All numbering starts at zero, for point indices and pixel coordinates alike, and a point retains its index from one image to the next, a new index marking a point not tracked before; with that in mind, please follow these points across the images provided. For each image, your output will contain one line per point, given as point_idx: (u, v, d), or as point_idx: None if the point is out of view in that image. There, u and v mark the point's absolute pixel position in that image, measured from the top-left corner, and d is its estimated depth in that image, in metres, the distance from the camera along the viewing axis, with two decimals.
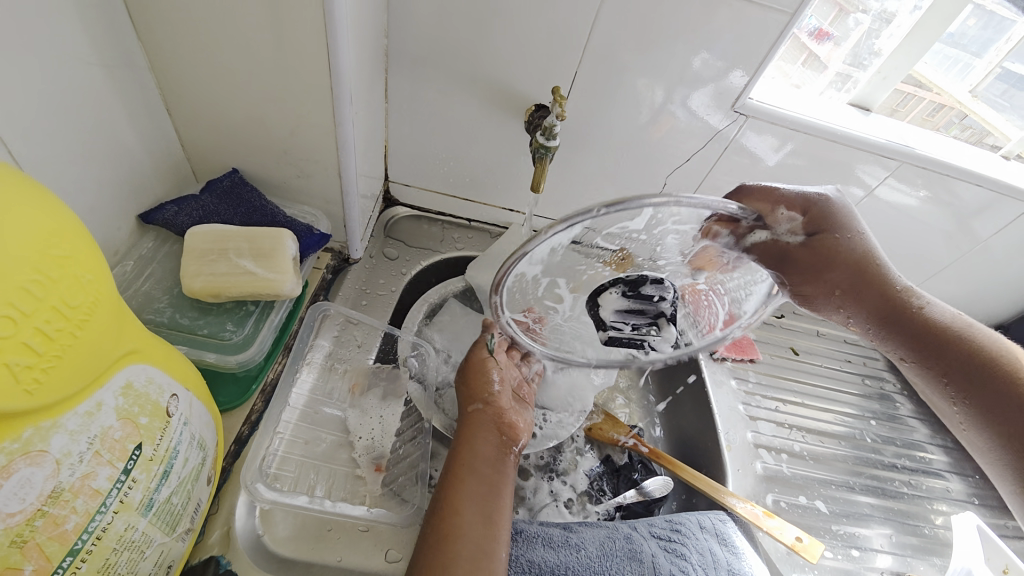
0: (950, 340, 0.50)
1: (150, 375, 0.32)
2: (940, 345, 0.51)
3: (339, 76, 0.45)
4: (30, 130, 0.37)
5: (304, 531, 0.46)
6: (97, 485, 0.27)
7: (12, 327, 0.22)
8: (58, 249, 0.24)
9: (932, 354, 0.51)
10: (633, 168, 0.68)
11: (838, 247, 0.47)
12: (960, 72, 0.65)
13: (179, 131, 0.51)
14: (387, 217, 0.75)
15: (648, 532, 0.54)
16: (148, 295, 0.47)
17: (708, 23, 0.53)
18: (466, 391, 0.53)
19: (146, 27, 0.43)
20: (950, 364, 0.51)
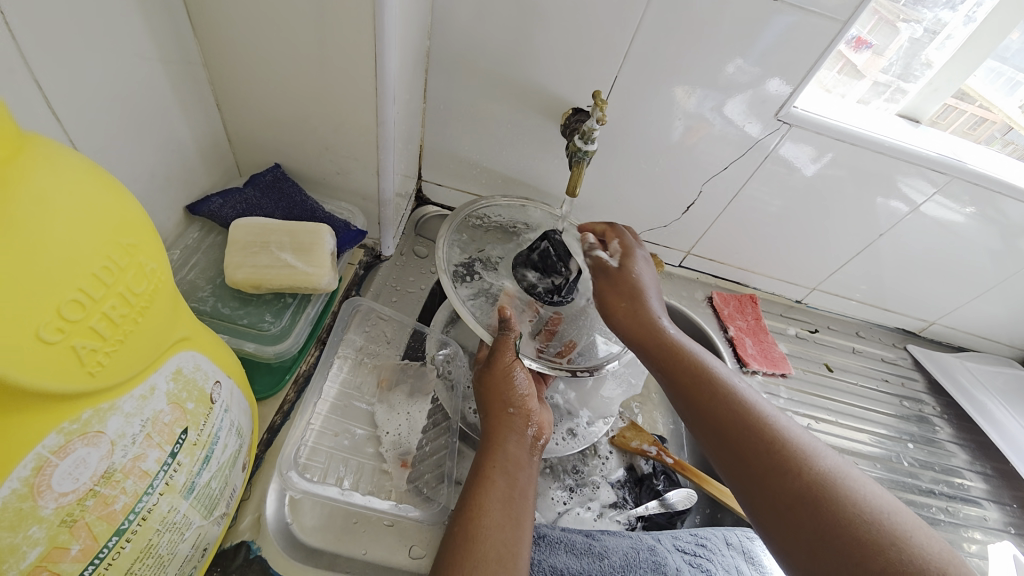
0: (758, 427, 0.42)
1: (198, 363, 0.33)
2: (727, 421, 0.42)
3: (383, 77, 0.45)
4: (92, 121, 0.38)
5: (330, 522, 0.46)
6: (145, 467, 0.28)
7: (82, 312, 0.23)
8: (126, 238, 0.25)
9: (737, 444, 0.41)
10: (667, 174, 0.67)
11: (627, 308, 0.50)
12: (1006, 87, 0.61)
13: (228, 126, 0.53)
14: (419, 216, 0.76)
15: (672, 546, 0.53)
16: (193, 284, 0.49)
17: (753, 29, 0.51)
18: (493, 397, 0.51)
19: (203, 26, 0.45)
20: (744, 459, 0.41)
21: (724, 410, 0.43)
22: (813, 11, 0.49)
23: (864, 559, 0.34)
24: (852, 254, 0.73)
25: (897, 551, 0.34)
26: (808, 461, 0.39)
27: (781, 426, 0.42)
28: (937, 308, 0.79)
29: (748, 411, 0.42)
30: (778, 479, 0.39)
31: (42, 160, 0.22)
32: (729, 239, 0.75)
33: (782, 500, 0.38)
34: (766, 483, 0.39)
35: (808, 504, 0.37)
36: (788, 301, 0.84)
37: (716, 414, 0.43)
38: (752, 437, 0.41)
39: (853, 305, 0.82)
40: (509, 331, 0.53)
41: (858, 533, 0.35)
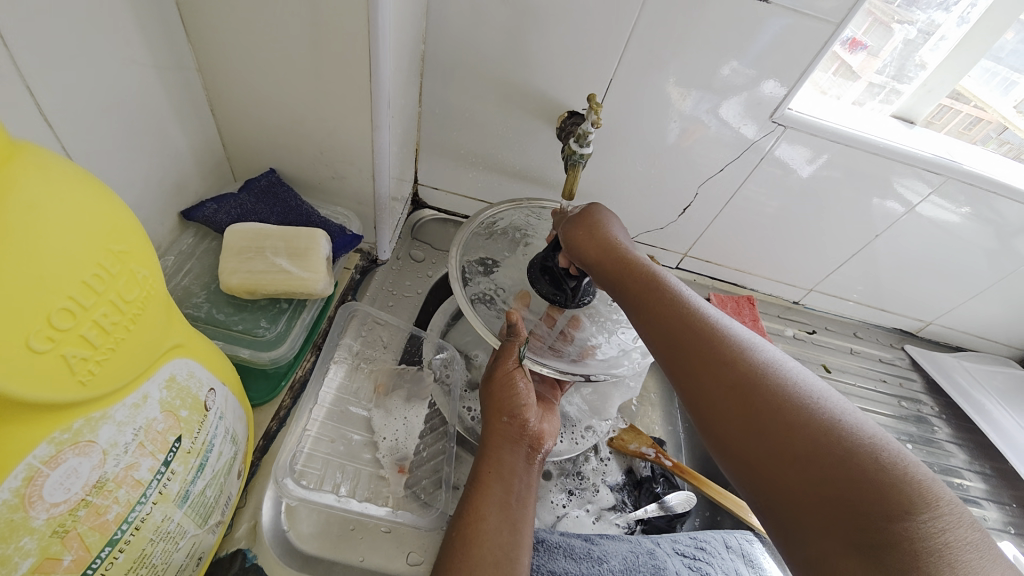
0: (701, 334, 0.42)
1: (192, 369, 0.32)
2: (670, 333, 0.43)
3: (378, 81, 0.45)
4: (84, 128, 0.38)
5: (327, 529, 0.46)
6: (139, 476, 0.28)
7: (73, 320, 0.22)
8: (118, 245, 0.25)
9: (676, 347, 0.42)
10: (663, 177, 0.67)
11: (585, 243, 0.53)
12: (1001, 87, 0.61)
13: (222, 130, 0.53)
14: (415, 220, 0.75)
15: (671, 549, 0.52)
16: (187, 290, 0.49)
17: (746, 31, 0.52)
18: (490, 406, 0.51)
19: (197, 32, 0.44)
20: (687, 366, 0.41)
21: (664, 316, 0.44)
22: (806, 13, 0.50)
23: (797, 441, 0.34)
24: (848, 255, 0.74)
25: (829, 430, 0.34)
26: (745, 356, 0.39)
27: (720, 327, 0.42)
28: (933, 308, 0.79)
29: (686, 315, 0.43)
30: (715, 374, 0.39)
31: (33, 167, 0.21)
32: (725, 241, 0.75)
33: (719, 394, 0.38)
34: (703, 379, 0.40)
35: (742, 393, 0.37)
36: (785, 302, 0.84)
37: (661, 325, 0.44)
38: (695, 341, 0.41)
39: (850, 306, 0.82)
40: (517, 337, 0.52)
41: (790, 416, 0.35)
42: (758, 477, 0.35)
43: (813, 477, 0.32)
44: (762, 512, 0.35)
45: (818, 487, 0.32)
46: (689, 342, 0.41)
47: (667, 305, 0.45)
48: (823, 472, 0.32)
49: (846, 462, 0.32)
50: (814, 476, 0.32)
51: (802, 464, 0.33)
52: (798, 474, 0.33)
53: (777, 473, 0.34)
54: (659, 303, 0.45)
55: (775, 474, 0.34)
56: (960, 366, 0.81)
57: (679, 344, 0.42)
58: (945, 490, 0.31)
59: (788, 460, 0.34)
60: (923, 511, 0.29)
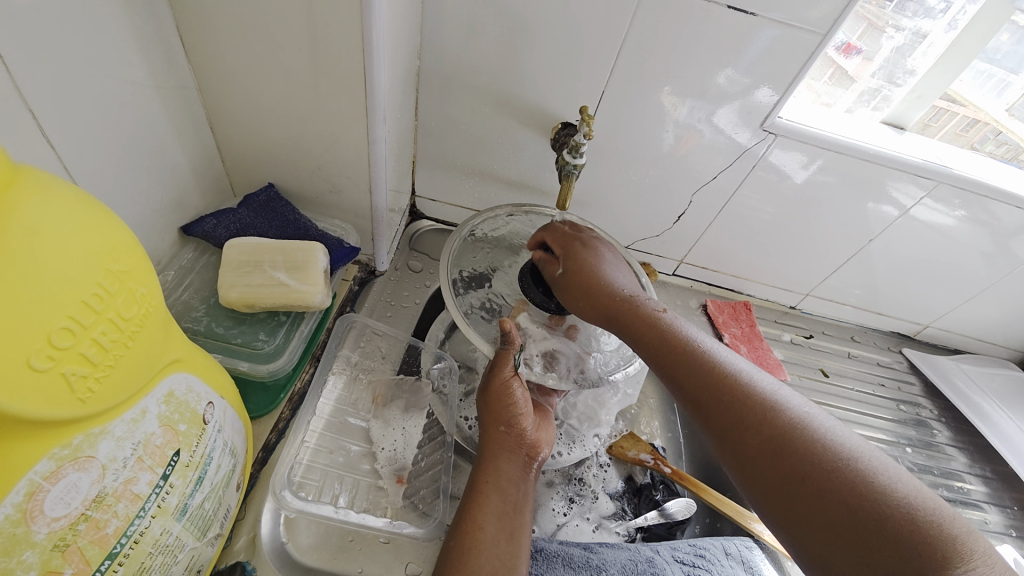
0: (729, 381, 0.43)
1: (191, 384, 0.33)
2: (697, 378, 0.44)
3: (374, 97, 0.46)
4: (85, 147, 0.39)
5: (326, 541, 0.46)
6: (137, 490, 0.28)
7: (72, 339, 0.23)
8: (116, 264, 0.26)
9: (708, 397, 0.43)
10: (658, 184, 0.68)
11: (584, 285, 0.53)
12: (996, 89, 0.62)
13: (221, 146, 0.54)
14: (413, 231, 0.76)
15: (671, 557, 0.52)
16: (187, 304, 0.49)
17: (736, 42, 0.53)
18: (487, 414, 0.51)
19: (196, 52, 0.46)
20: (718, 415, 0.42)
21: (693, 368, 0.44)
22: (795, 25, 0.51)
23: (836, 501, 0.35)
24: (843, 260, 0.74)
25: (866, 489, 0.35)
26: (775, 411, 0.40)
27: (749, 379, 0.43)
28: (930, 311, 0.80)
29: (715, 368, 0.44)
30: (748, 431, 0.40)
31: (33, 191, 0.22)
32: (721, 247, 0.76)
33: (755, 453, 0.39)
34: (739, 434, 0.40)
35: (778, 451, 0.38)
36: (782, 307, 0.85)
37: (688, 369, 0.45)
38: (724, 389, 0.42)
39: (847, 310, 0.83)
40: (511, 345, 0.53)
41: (824, 469, 0.36)
42: (796, 536, 0.36)
43: (855, 538, 0.33)
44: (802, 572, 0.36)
45: (858, 542, 0.33)
46: (718, 390, 0.42)
47: (693, 349, 0.46)
48: (865, 531, 0.33)
49: (886, 520, 0.33)
50: (857, 534, 0.33)
51: (839, 518, 0.34)
52: (839, 529, 0.34)
53: (818, 532, 0.35)
54: (685, 346, 0.46)
55: (815, 534, 0.35)
56: (957, 371, 0.80)
57: (707, 390, 0.43)
58: (976, 541, 0.33)
59: (822, 512, 0.35)
60: (958, 563, 0.31)
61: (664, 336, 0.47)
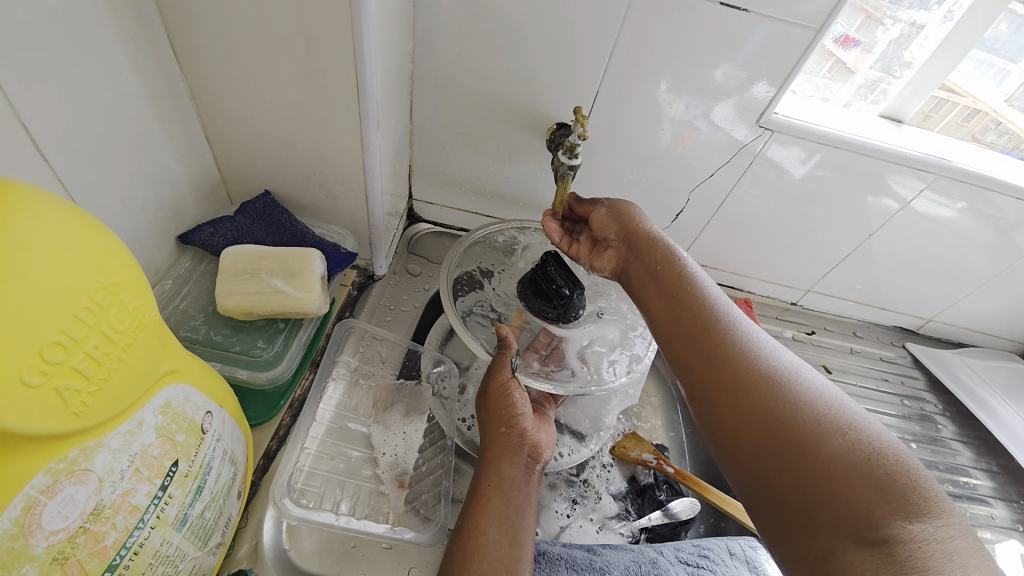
0: (721, 337, 0.43)
1: (188, 394, 0.33)
2: (691, 334, 0.45)
3: (367, 102, 0.46)
4: (79, 159, 0.39)
5: (329, 548, 0.46)
6: (136, 502, 0.28)
7: (65, 353, 0.23)
8: (108, 277, 0.26)
9: (700, 351, 0.43)
10: (655, 183, 0.67)
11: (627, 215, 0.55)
12: (995, 78, 0.62)
13: (217, 155, 0.54)
14: (411, 234, 0.76)
15: (675, 558, 0.52)
16: (185, 313, 0.49)
17: (731, 38, 0.52)
18: (488, 417, 0.51)
19: (189, 61, 0.46)
20: (707, 368, 0.42)
21: (688, 316, 0.46)
22: (788, 20, 0.50)
23: (806, 444, 0.35)
24: (844, 254, 0.74)
25: (838, 436, 0.35)
26: (759, 360, 0.41)
27: (739, 331, 0.44)
28: (933, 304, 0.79)
29: (708, 318, 0.45)
30: (735, 382, 0.41)
31: (23, 206, 0.22)
32: (721, 245, 0.76)
33: (732, 395, 0.40)
34: (726, 385, 0.41)
35: (755, 395, 0.39)
36: (784, 304, 0.84)
37: (684, 326, 0.46)
38: (716, 345, 0.43)
39: (849, 305, 0.82)
40: (507, 349, 0.52)
41: (806, 420, 0.37)
42: (770, 482, 0.36)
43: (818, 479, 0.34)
44: (761, 512, 0.37)
45: (833, 489, 0.33)
46: (709, 344, 0.43)
47: (690, 307, 0.46)
48: (841, 477, 0.33)
49: (852, 467, 0.34)
50: (832, 479, 0.34)
51: (817, 464, 0.34)
52: (814, 475, 0.34)
53: (782, 473, 0.36)
54: (682, 304, 0.47)
55: (779, 474, 0.36)
56: (965, 364, 0.80)
57: (698, 345, 0.44)
58: (947, 502, 0.32)
59: (800, 458, 0.35)
60: (932, 516, 0.31)
61: (671, 283, 0.48)
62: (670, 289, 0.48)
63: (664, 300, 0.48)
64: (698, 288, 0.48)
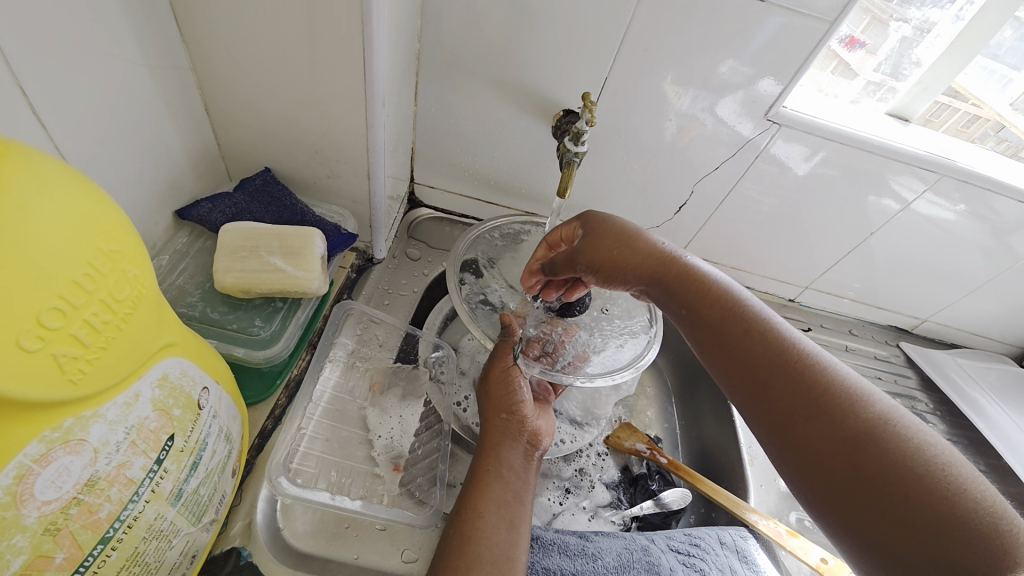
0: (779, 358, 0.41)
1: (185, 369, 0.32)
2: (746, 356, 0.42)
3: (372, 80, 0.45)
4: (76, 127, 0.38)
5: (322, 527, 0.46)
6: (131, 475, 0.28)
7: (63, 319, 0.22)
8: (108, 245, 0.25)
9: (758, 374, 0.41)
10: (659, 175, 0.67)
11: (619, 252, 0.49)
12: (998, 83, 0.62)
13: (216, 128, 0.52)
14: (411, 218, 0.75)
15: (665, 546, 0.53)
16: (182, 289, 0.49)
17: (743, 29, 0.52)
18: (488, 403, 0.51)
19: (191, 32, 0.45)
20: (767, 393, 0.40)
21: (761, 352, 0.42)
22: (802, 12, 0.50)
23: (915, 496, 0.33)
24: (843, 253, 0.74)
25: (916, 471, 0.34)
26: (847, 397, 0.38)
27: (801, 353, 0.41)
28: (929, 305, 0.79)
29: (784, 355, 0.41)
30: (801, 410, 0.38)
31: (23, 168, 0.22)
32: (721, 239, 0.75)
33: (819, 436, 0.37)
34: (790, 411, 0.39)
35: (858, 447, 0.35)
36: (781, 300, 0.84)
37: (739, 347, 0.43)
38: (775, 367, 0.41)
39: (845, 303, 0.82)
40: (510, 336, 0.54)
41: (881, 453, 0.35)
42: (841, 516, 0.35)
43: (943, 543, 0.31)
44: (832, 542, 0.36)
45: (915, 531, 0.32)
46: (768, 367, 0.41)
47: (741, 327, 0.43)
48: (924, 517, 0.32)
49: (939, 509, 0.32)
50: (914, 518, 0.32)
51: (897, 502, 0.33)
52: (895, 514, 0.33)
53: (895, 537, 0.33)
54: (734, 325, 0.44)
55: (895, 535, 0.33)
56: (959, 367, 0.80)
57: (755, 369, 0.41)
58: None
59: (877, 494, 0.34)
60: None
61: (726, 313, 0.45)
62: (716, 308, 0.45)
63: (721, 337, 0.44)
64: (762, 318, 0.44)
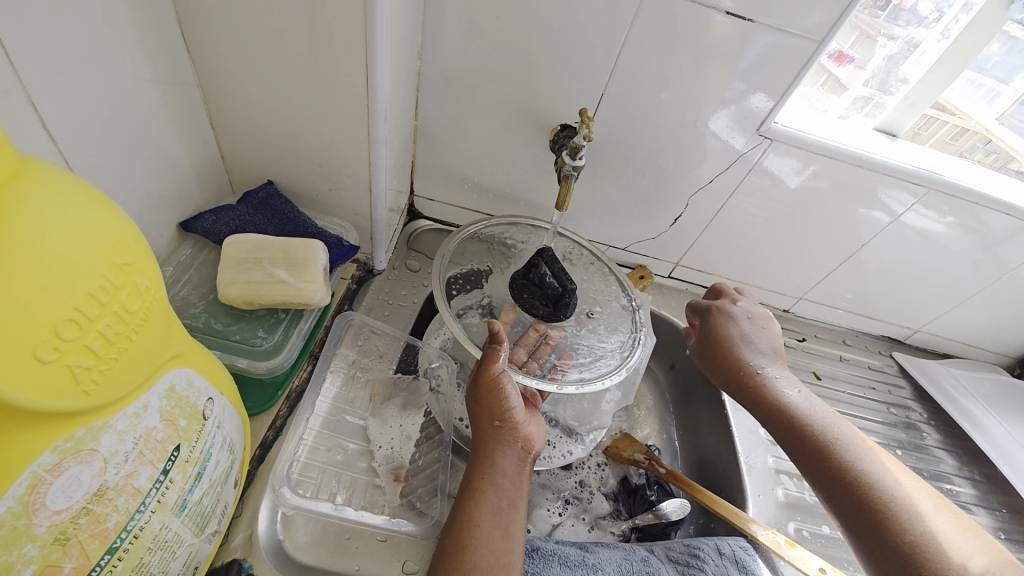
0: (839, 462, 0.49)
1: (191, 379, 0.33)
2: (805, 454, 0.52)
3: (375, 96, 0.47)
4: (86, 141, 0.39)
5: (323, 538, 0.46)
6: (138, 484, 0.28)
7: (78, 330, 0.23)
8: (122, 257, 0.26)
9: (828, 478, 0.49)
10: (655, 188, 0.68)
11: (729, 347, 0.60)
12: (986, 98, 0.63)
13: (220, 142, 0.53)
14: (411, 230, 0.76)
15: (664, 556, 0.53)
16: (185, 300, 0.49)
17: (734, 46, 0.53)
18: (480, 410, 0.50)
19: (197, 48, 0.46)
20: (830, 491, 0.49)
21: (799, 447, 0.52)
22: (790, 32, 0.52)
23: None
24: (836, 264, 0.75)
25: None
26: (894, 504, 0.46)
27: (855, 461, 0.49)
28: (921, 315, 0.81)
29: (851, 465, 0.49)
30: (855, 511, 0.47)
31: (41, 183, 0.22)
32: (716, 251, 0.77)
33: (873, 535, 0.45)
34: (841, 507, 0.48)
35: (892, 538, 0.44)
36: (776, 311, 0.85)
37: (819, 457, 0.51)
38: (837, 471, 0.49)
39: (839, 314, 0.84)
40: (499, 344, 0.52)
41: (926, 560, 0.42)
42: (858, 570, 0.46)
43: None
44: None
45: None
46: (829, 471, 0.49)
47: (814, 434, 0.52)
48: None
49: None
50: None
51: None
52: None
53: None
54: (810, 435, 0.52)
55: None
56: (950, 377, 0.81)
57: (820, 470, 0.50)
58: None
59: None
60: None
61: (792, 422, 0.53)
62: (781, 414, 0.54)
63: (799, 441, 0.52)
64: (832, 431, 0.52)
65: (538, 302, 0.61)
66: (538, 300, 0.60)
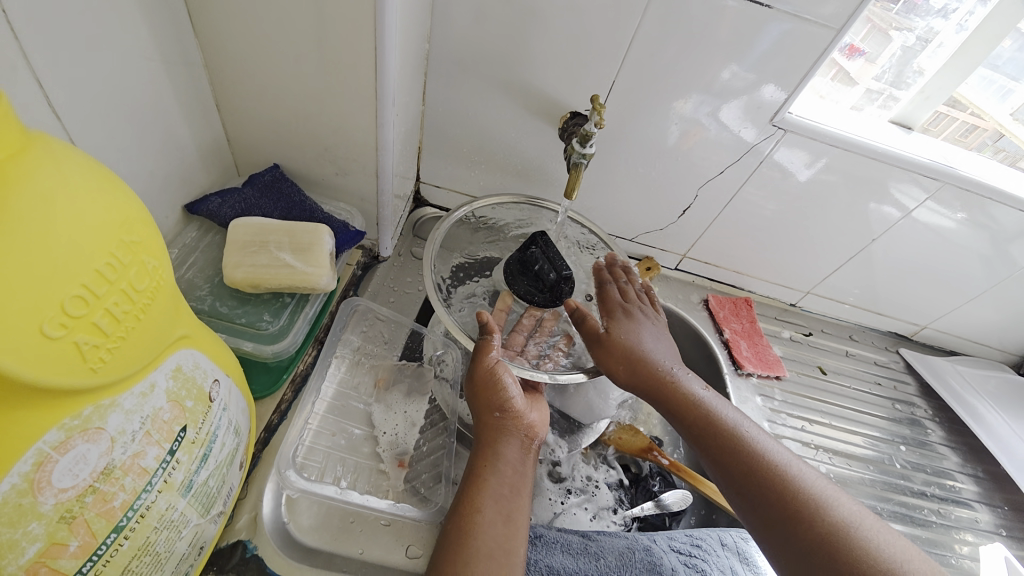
0: (744, 455, 0.46)
1: (198, 361, 0.33)
2: (713, 450, 0.48)
3: (384, 79, 0.46)
4: (91, 121, 0.38)
5: (327, 522, 0.46)
6: (145, 464, 0.28)
7: (86, 308, 0.23)
8: (129, 236, 0.25)
9: (737, 473, 0.46)
10: (664, 178, 0.67)
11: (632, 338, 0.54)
12: (998, 94, 0.62)
13: (226, 124, 0.53)
14: (417, 217, 0.76)
15: (667, 546, 0.53)
16: (191, 282, 0.49)
17: (749, 34, 0.52)
18: (478, 401, 0.50)
19: (204, 27, 0.45)
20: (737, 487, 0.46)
21: (705, 444, 0.49)
22: (808, 19, 0.50)
23: None
24: (845, 258, 0.74)
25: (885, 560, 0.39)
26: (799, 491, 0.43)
27: (759, 451, 0.47)
28: (929, 312, 0.80)
29: (764, 463, 0.45)
30: (765, 503, 0.44)
31: (48, 158, 0.22)
32: (724, 243, 0.76)
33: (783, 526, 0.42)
34: (751, 500, 0.45)
35: (808, 536, 0.41)
36: (782, 305, 0.85)
37: (726, 452, 0.47)
38: (743, 463, 0.46)
39: (846, 309, 0.83)
40: (490, 335, 0.51)
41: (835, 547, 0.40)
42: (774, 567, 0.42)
43: None
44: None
45: None
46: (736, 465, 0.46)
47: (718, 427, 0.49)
48: None
49: None
50: None
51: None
52: None
53: None
54: (714, 428, 0.49)
55: None
56: (959, 377, 0.81)
57: (728, 466, 0.47)
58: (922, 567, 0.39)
59: None
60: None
61: (697, 418, 0.50)
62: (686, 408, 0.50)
63: (705, 436, 0.49)
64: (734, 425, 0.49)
65: (533, 291, 0.57)
66: (533, 288, 0.57)
